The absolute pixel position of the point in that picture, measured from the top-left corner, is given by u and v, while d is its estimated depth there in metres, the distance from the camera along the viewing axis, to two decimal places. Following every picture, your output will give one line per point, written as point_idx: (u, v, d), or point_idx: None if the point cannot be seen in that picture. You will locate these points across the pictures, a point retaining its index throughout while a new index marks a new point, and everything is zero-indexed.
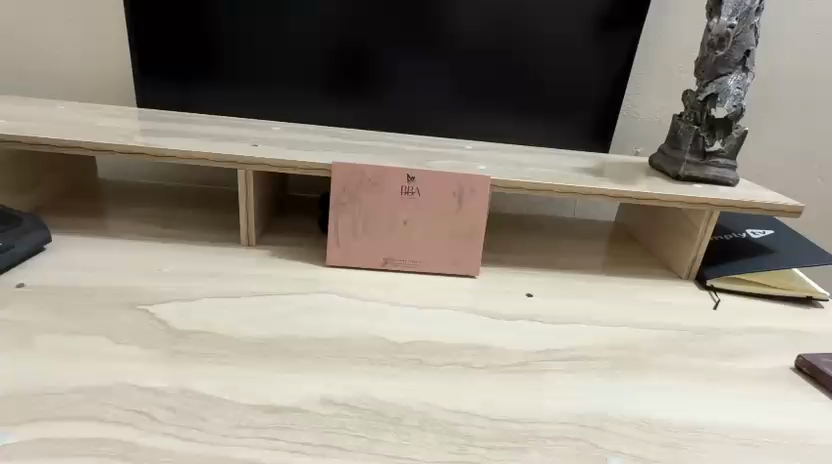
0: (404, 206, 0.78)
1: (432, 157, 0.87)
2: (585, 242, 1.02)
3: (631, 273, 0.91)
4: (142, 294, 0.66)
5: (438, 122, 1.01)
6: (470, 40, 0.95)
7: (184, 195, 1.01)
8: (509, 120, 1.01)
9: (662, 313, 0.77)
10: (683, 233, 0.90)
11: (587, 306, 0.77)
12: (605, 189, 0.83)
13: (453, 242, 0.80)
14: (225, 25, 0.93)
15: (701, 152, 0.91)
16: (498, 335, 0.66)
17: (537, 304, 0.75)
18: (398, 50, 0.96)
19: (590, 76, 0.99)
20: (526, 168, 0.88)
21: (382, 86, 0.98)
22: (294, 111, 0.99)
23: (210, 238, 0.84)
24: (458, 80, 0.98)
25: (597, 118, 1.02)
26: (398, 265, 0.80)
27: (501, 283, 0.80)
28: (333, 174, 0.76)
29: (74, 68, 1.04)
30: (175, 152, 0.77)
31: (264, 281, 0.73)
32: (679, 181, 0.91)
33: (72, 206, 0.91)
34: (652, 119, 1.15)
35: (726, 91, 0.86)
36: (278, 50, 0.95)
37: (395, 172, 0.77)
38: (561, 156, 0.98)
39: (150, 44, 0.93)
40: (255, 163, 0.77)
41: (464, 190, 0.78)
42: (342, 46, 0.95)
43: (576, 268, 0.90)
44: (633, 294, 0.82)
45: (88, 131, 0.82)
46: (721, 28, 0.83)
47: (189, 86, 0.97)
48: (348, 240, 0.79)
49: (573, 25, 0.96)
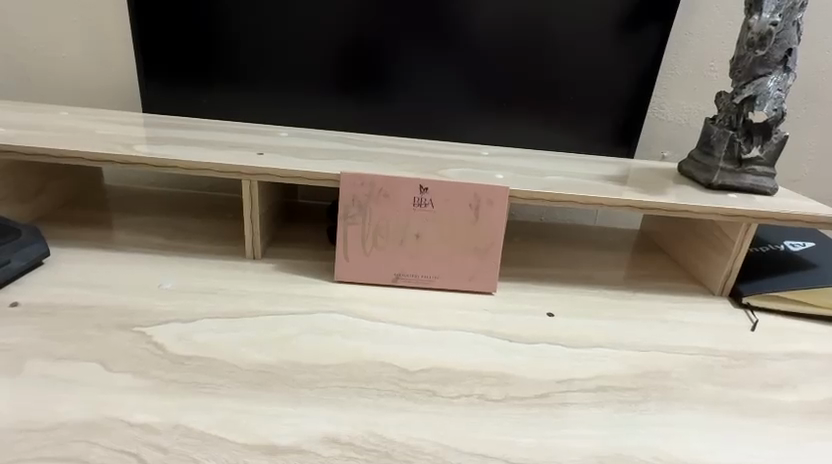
0: (417, 218, 0.74)
1: (447, 165, 0.82)
2: (607, 252, 0.96)
3: (658, 288, 0.85)
4: (138, 314, 0.63)
5: (454, 126, 0.96)
6: (487, 39, 0.90)
7: (189, 203, 0.98)
8: (528, 124, 0.96)
9: (695, 336, 0.71)
10: (715, 246, 0.84)
11: (611, 327, 0.71)
12: (631, 200, 0.77)
13: (469, 256, 0.75)
14: (232, 26, 0.89)
15: (736, 159, 0.84)
16: (515, 360, 0.62)
17: (557, 325, 0.70)
18: (412, 51, 0.91)
19: (615, 77, 0.93)
20: (546, 176, 0.83)
21: (395, 89, 0.93)
22: (304, 117, 0.95)
23: (213, 250, 0.81)
24: (474, 82, 0.93)
25: (621, 122, 0.96)
26: (410, 281, 0.75)
27: (519, 301, 0.75)
28: (341, 184, 0.72)
29: (79, 71, 1.02)
30: (177, 162, 0.74)
31: (268, 299, 0.69)
32: (712, 190, 0.85)
33: (74, 216, 0.89)
34: (680, 121, 1.09)
35: (765, 94, 0.79)
36: (287, 51, 0.91)
37: (407, 183, 0.73)
38: (584, 163, 0.93)
39: (155, 46, 0.90)
40: (260, 173, 0.73)
41: (481, 202, 0.74)
42: (354, 47, 0.90)
43: (599, 283, 0.84)
44: (662, 313, 0.77)
45: (89, 139, 0.79)
46: (763, 25, 0.75)
47: (195, 90, 0.93)
48: (357, 254, 0.74)
49: (598, 23, 0.90)
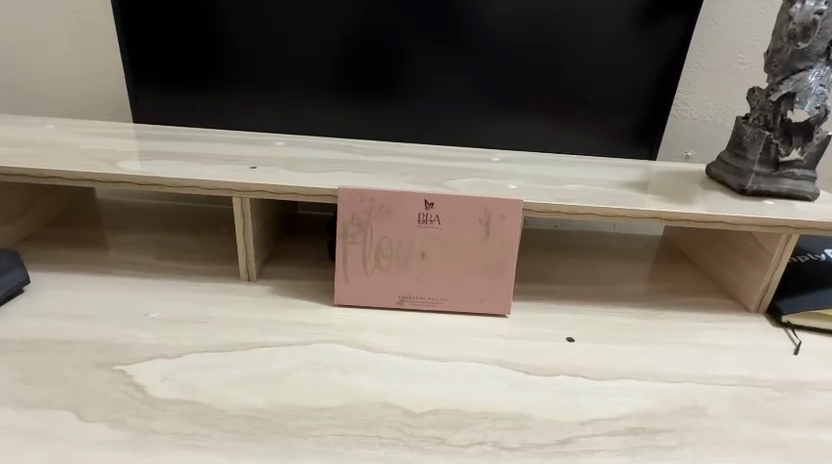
0: (422, 236, 0.67)
1: (454, 175, 0.76)
2: (631, 263, 0.89)
3: (688, 304, 0.78)
4: (120, 350, 0.58)
5: (462, 130, 0.89)
6: (496, 35, 0.83)
7: (183, 217, 0.93)
8: (542, 125, 0.89)
9: (732, 362, 0.65)
10: (749, 258, 0.77)
11: (638, 353, 0.65)
12: (658, 211, 0.71)
13: (479, 276, 0.69)
14: (223, 27, 0.83)
15: (773, 162, 0.77)
16: (533, 397, 0.55)
17: (579, 352, 0.64)
18: (416, 50, 0.84)
19: (637, 74, 0.86)
20: (563, 185, 0.76)
21: (398, 91, 0.86)
22: (301, 123, 0.89)
23: (206, 271, 0.75)
24: (484, 81, 0.86)
25: (644, 121, 0.89)
26: (416, 303, 0.69)
27: (535, 323, 0.69)
28: (339, 200, 0.66)
29: (68, 79, 0.97)
30: (163, 180, 0.69)
31: (262, 328, 0.64)
32: (746, 196, 0.77)
33: (62, 235, 0.84)
34: (706, 118, 1.01)
35: (806, 90, 0.71)
36: (283, 54, 0.85)
37: (410, 197, 0.67)
38: (603, 167, 0.86)
39: (144, 52, 0.84)
40: (252, 190, 0.68)
41: (492, 216, 0.67)
42: (354, 48, 0.84)
43: (623, 300, 0.77)
44: (694, 335, 0.70)
45: (70, 156, 0.74)
46: (807, 14, 0.69)
47: (188, 98, 0.88)
48: (358, 275, 0.68)
49: (617, 15, 0.82)
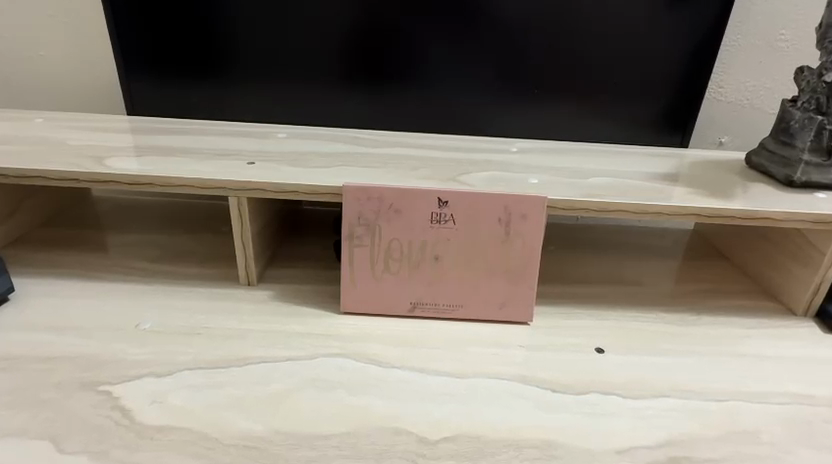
0: (435, 238, 0.61)
1: (469, 168, 0.69)
2: (663, 260, 0.82)
3: (728, 308, 0.71)
4: (107, 368, 0.53)
5: (477, 118, 0.82)
6: (517, 12, 0.76)
7: (182, 213, 0.88)
8: (565, 111, 0.82)
9: (781, 377, 0.59)
10: (795, 258, 0.69)
11: (677, 366, 0.59)
12: (698, 208, 0.63)
13: (498, 280, 0.63)
14: (217, 10, 0.76)
15: (825, 150, 0.69)
16: (562, 420, 0.50)
17: (611, 366, 0.58)
18: (427, 32, 0.77)
19: (671, 54, 0.78)
20: (590, 178, 0.69)
21: (408, 76, 0.80)
22: (304, 113, 0.83)
23: (203, 274, 0.70)
24: (502, 65, 0.79)
25: (677, 106, 0.81)
26: (429, 311, 0.63)
27: (561, 332, 0.63)
28: (345, 199, 0.60)
29: (58, 69, 0.92)
30: (152, 179, 0.63)
31: (261, 340, 0.58)
32: (794, 188, 0.70)
33: (54, 236, 0.79)
34: (742, 101, 0.92)
35: None
36: (282, 38, 0.78)
37: (422, 195, 0.60)
38: (632, 157, 0.78)
39: (134, 39, 0.78)
40: (248, 189, 0.62)
41: (513, 215, 0.61)
42: (360, 30, 0.77)
43: (656, 303, 0.71)
44: (738, 344, 0.63)
45: (55, 153, 0.69)
46: None
47: (182, 87, 0.82)
48: (365, 281, 0.63)
49: None
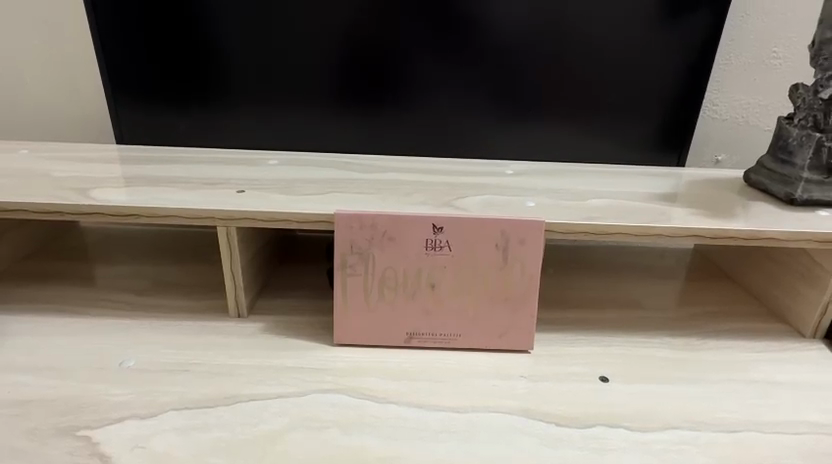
0: (431, 265, 0.59)
1: (465, 192, 0.68)
2: (665, 281, 0.80)
3: (735, 331, 0.69)
4: (88, 411, 0.51)
5: (472, 141, 0.81)
6: (509, 35, 0.75)
7: (171, 243, 0.85)
8: (560, 132, 0.81)
9: (796, 404, 0.56)
10: (802, 277, 0.67)
11: (685, 394, 0.56)
12: (699, 229, 0.62)
13: (497, 308, 0.60)
14: (207, 39, 0.76)
15: (825, 167, 0.68)
16: (569, 457, 0.48)
17: (617, 396, 0.56)
18: (419, 56, 0.76)
19: (664, 73, 0.77)
20: (588, 200, 0.68)
21: (400, 100, 0.79)
22: (296, 138, 0.82)
23: (192, 307, 0.68)
24: (495, 87, 0.78)
25: (672, 125, 0.80)
26: (426, 341, 0.61)
27: (564, 360, 0.61)
28: (337, 227, 0.59)
29: (46, 99, 0.91)
30: (138, 209, 0.61)
31: (250, 376, 0.56)
32: (795, 206, 0.68)
33: (36, 269, 0.77)
34: (737, 119, 0.92)
35: None
36: (273, 65, 0.77)
37: (417, 222, 0.59)
38: (629, 178, 0.77)
39: (123, 68, 0.78)
40: (237, 218, 0.60)
41: (510, 240, 0.59)
42: (351, 55, 0.77)
43: (661, 328, 0.68)
44: (748, 370, 0.61)
45: (39, 185, 0.67)
46: None
47: (172, 116, 0.81)
48: (359, 311, 0.60)
49: (640, 10, 0.74)
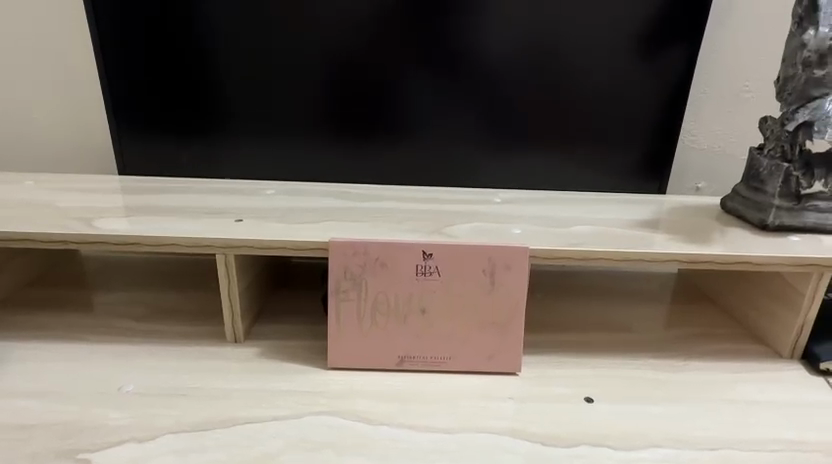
0: (421, 290, 0.62)
1: (454, 220, 0.71)
2: (650, 304, 0.82)
3: (717, 352, 0.71)
4: (88, 434, 0.53)
5: (462, 170, 0.85)
6: (495, 72, 0.80)
7: (170, 270, 0.88)
8: (545, 162, 0.85)
9: (773, 422, 0.58)
10: (779, 300, 0.70)
11: (667, 414, 0.59)
12: (677, 254, 0.65)
13: (485, 331, 0.63)
14: (208, 75, 0.80)
15: (795, 195, 0.71)
16: None
17: (601, 416, 0.58)
18: (409, 91, 0.81)
19: (641, 106, 0.82)
20: (572, 227, 0.71)
21: (392, 132, 0.83)
22: (293, 169, 0.85)
23: (191, 332, 0.70)
24: (482, 119, 0.82)
25: (652, 155, 0.84)
26: (417, 364, 0.63)
27: (551, 381, 0.63)
28: (331, 254, 0.61)
29: (52, 132, 0.94)
30: (140, 238, 0.64)
31: (246, 399, 0.58)
32: (768, 232, 0.72)
33: (38, 297, 0.79)
34: (714, 148, 0.97)
35: (825, 118, 0.67)
36: (272, 99, 0.81)
37: (408, 249, 0.61)
38: (612, 205, 0.81)
39: (127, 103, 0.81)
40: (236, 246, 0.63)
41: (497, 266, 0.62)
42: (346, 90, 0.81)
43: (645, 349, 0.71)
44: (728, 390, 0.63)
45: (45, 215, 0.70)
46: (822, 40, 0.65)
47: (174, 148, 0.84)
48: (353, 335, 0.63)
49: (617, 49, 0.79)
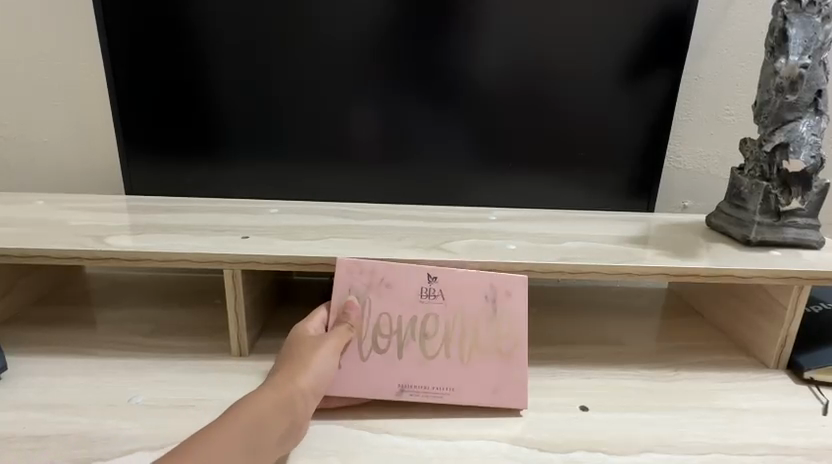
0: (425, 314, 0.64)
1: (452, 236, 0.74)
2: (640, 319, 0.85)
3: (705, 364, 0.74)
4: (99, 444, 0.54)
5: (459, 189, 0.88)
6: (489, 96, 0.84)
7: (174, 287, 0.90)
8: (538, 183, 0.89)
9: (759, 429, 0.61)
10: (763, 313, 0.73)
11: (658, 422, 0.61)
12: (664, 268, 0.68)
13: (488, 360, 0.64)
14: (214, 100, 0.83)
15: (774, 211, 0.75)
16: None
17: (595, 424, 0.60)
18: (407, 114, 0.85)
19: (628, 130, 0.86)
20: (563, 243, 0.74)
21: (391, 154, 0.86)
22: (295, 188, 0.88)
23: (196, 347, 0.72)
24: (476, 141, 0.86)
25: (639, 175, 0.89)
26: (418, 395, 0.63)
27: (546, 392, 0.65)
28: (336, 271, 0.64)
29: (62, 154, 0.97)
30: (151, 254, 0.66)
31: None
32: (752, 246, 0.76)
33: (46, 313, 0.81)
34: (699, 168, 1.01)
35: (799, 139, 0.71)
36: (275, 123, 0.85)
37: (414, 272, 0.64)
38: (602, 222, 0.84)
39: (136, 125, 0.85)
40: (243, 262, 0.65)
41: (500, 292, 0.64)
42: (346, 114, 0.84)
43: (638, 361, 0.73)
44: (716, 399, 0.66)
45: (58, 232, 0.72)
46: (793, 68, 0.69)
47: (180, 168, 0.87)
48: (354, 362, 0.63)
49: (604, 74, 0.84)
